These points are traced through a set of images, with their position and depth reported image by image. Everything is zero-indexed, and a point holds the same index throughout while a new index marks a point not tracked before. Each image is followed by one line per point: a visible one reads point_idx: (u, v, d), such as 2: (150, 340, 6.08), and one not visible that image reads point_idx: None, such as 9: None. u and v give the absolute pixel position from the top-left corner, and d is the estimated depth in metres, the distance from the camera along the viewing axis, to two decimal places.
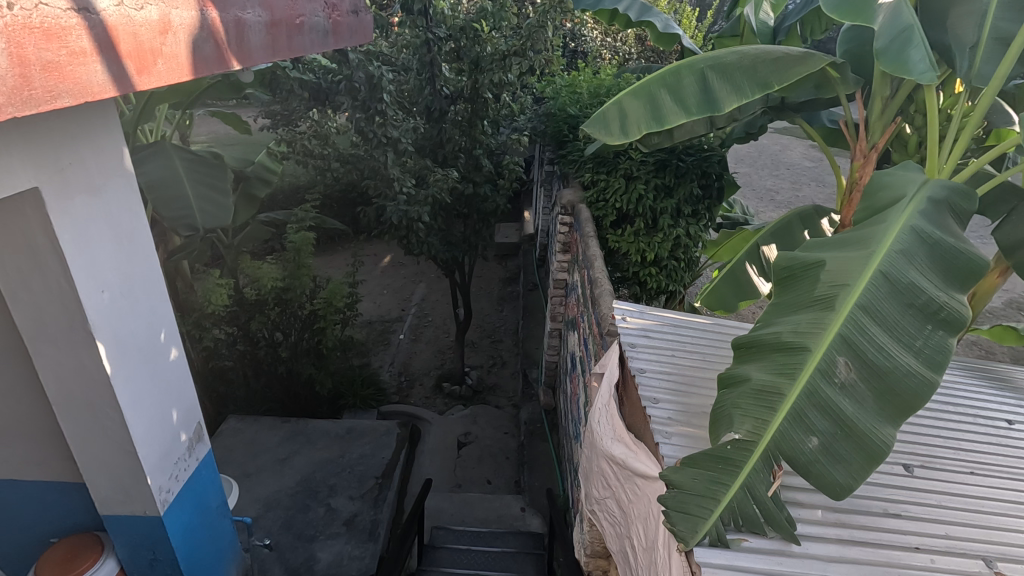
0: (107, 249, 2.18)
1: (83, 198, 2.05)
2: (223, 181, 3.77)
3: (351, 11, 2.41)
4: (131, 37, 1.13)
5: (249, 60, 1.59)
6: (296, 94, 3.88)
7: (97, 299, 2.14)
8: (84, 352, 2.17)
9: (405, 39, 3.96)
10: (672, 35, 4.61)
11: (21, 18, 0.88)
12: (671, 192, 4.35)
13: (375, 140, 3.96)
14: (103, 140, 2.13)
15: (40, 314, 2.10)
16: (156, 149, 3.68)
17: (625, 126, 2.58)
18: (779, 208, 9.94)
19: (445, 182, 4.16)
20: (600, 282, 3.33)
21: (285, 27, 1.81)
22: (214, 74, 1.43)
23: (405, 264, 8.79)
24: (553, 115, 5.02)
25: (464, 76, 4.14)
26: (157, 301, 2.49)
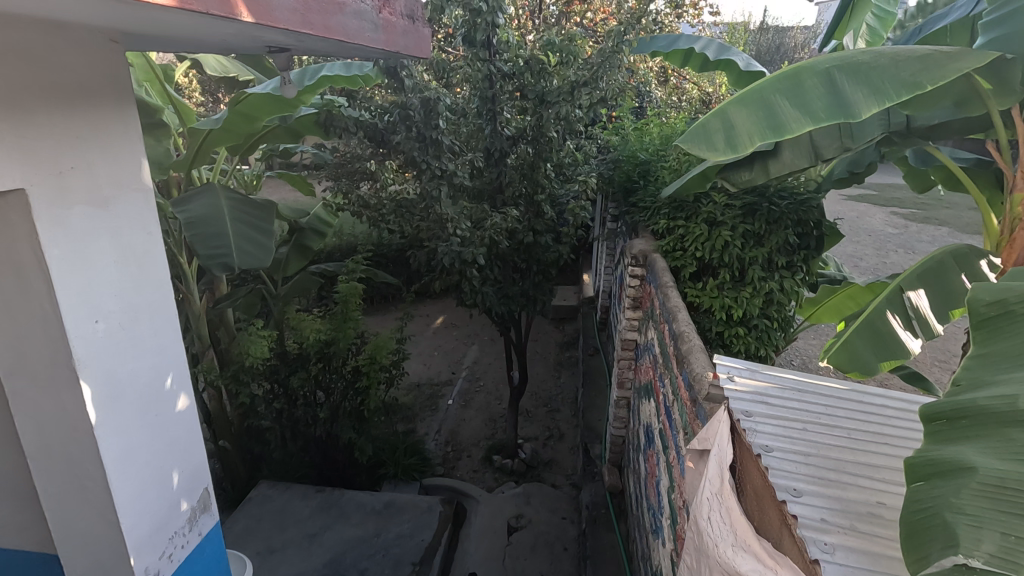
0: (110, 273, 1.86)
1: (85, 210, 1.75)
2: (266, 222, 3.53)
3: (405, 14, 2.11)
4: None
5: (266, 16, 1.25)
6: (349, 133, 3.65)
7: (90, 331, 1.79)
8: (67, 394, 1.80)
9: (466, 74, 3.66)
10: (755, 75, 4.20)
11: None
12: (762, 241, 3.76)
13: (429, 172, 3.65)
14: (118, 148, 1.85)
15: (22, 347, 1.76)
16: (203, 188, 3.52)
17: (733, 140, 2.17)
18: (867, 274, 8.96)
19: (503, 224, 3.79)
20: (687, 336, 2.73)
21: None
22: (212, 12, 1.08)
23: (457, 326, 8.41)
24: (620, 162, 4.61)
25: (527, 116, 3.84)
26: (166, 341, 2.14)
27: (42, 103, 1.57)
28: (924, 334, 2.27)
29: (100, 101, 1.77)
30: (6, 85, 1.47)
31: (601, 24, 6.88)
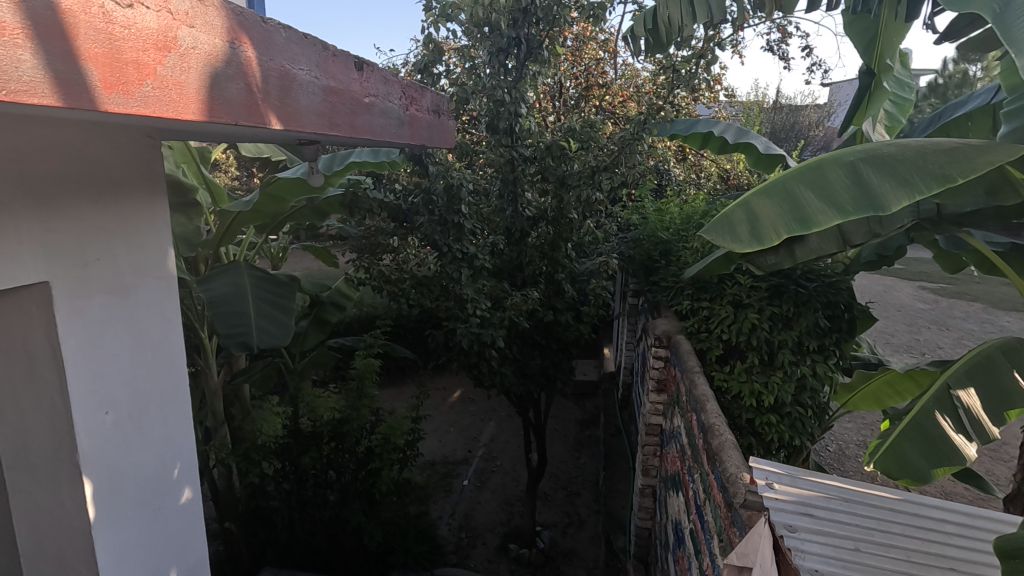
0: (125, 362, 1.83)
1: (106, 299, 1.75)
2: (289, 300, 3.56)
3: (431, 109, 2.16)
4: (108, 37, 0.80)
5: (295, 122, 1.27)
6: (373, 214, 3.71)
7: (98, 423, 1.74)
8: (67, 490, 1.72)
9: (489, 159, 3.73)
10: (775, 157, 4.23)
11: None
12: (790, 323, 3.63)
13: (450, 254, 3.68)
14: (145, 239, 1.87)
15: (26, 440, 1.71)
16: (228, 266, 3.57)
17: (758, 232, 2.15)
18: (900, 352, 8.62)
19: (523, 304, 3.75)
20: (718, 430, 2.56)
21: (349, 100, 1.52)
22: (241, 123, 1.10)
23: (474, 401, 8.24)
24: (641, 241, 4.60)
25: (548, 198, 3.89)
26: (175, 431, 2.06)
27: (72, 199, 1.60)
28: (981, 438, 2.09)
29: (129, 192, 1.80)
30: (39, 182, 1.50)
31: (621, 107, 7.10)
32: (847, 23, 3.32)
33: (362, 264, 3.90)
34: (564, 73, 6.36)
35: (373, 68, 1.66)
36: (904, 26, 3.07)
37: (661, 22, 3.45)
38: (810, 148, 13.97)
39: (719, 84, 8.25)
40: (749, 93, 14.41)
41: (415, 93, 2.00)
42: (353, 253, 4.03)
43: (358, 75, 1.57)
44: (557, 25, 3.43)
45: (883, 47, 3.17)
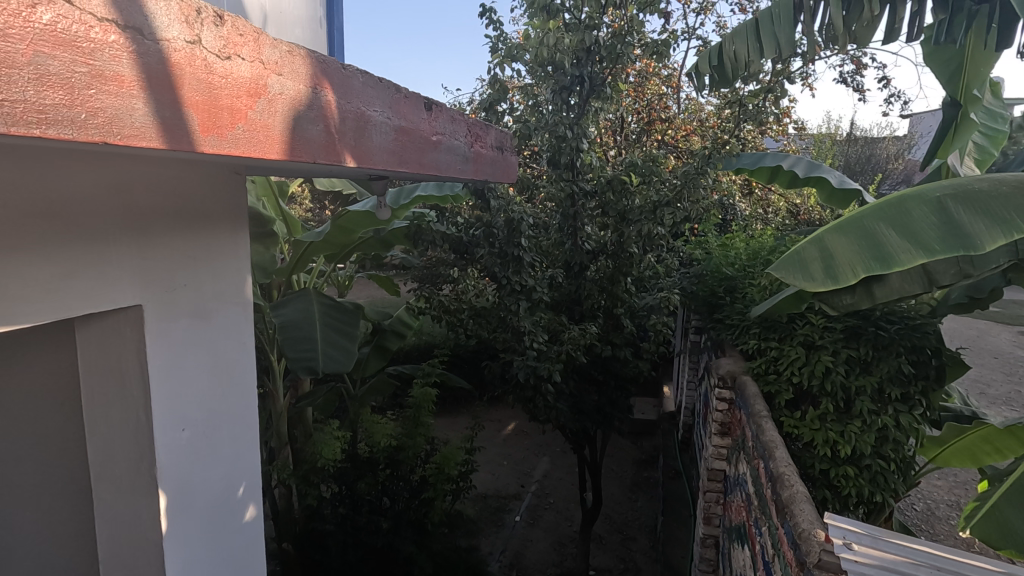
0: (202, 382, 1.94)
1: (189, 322, 1.87)
2: (352, 327, 3.68)
3: (494, 146, 2.23)
4: (208, 86, 0.88)
5: (367, 160, 1.34)
6: (435, 245, 3.81)
7: (174, 438, 1.84)
8: (144, 501, 1.83)
9: (550, 193, 3.77)
10: (849, 192, 4.04)
11: (16, 8, 0.63)
12: (869, 368, 3.38)
13: (508, 286, 3.71)
14: (226, 266, 2.01)
15: (111, 452, 1.83)
16: (299, 293, 3.76)
17: (832, 271, 2.07)
18: (998, 404, 7.83)
19: (581, 339, 3.70)
20: (790, 481, 2.38)
21: (417, 138, 1.59)
22: (318, 161, 1.17)
23: (529, 435, 8.14)
24: (705, 277, 4.47)
25: (608, 232, 3.86)
26: (242, 449, 2.16)
27: (166, 229, 1.75)
28: None
29: (215, 222, 1.94)
30: (140, 213, 1.64)
31: (684, 142, 7.04)
32: (927, 53, 3.19)
33: (423, 294, 4.01)
34: (627, 108, 6.40)
35: (441, 107, 1.73)
36: (992, 55, 2.91)
37: (727, 59, 3.50)
38: (888, 183, 13.28)
39: (788, 117, 8.02)
40: (820, 126, 13.92)
41: (479, 131, 2.07)
42: (414, 283, 4.15)
43: (427, 115, 1.64)
44: (620, 63, 3.46)
45: (969, 77, 3.00)
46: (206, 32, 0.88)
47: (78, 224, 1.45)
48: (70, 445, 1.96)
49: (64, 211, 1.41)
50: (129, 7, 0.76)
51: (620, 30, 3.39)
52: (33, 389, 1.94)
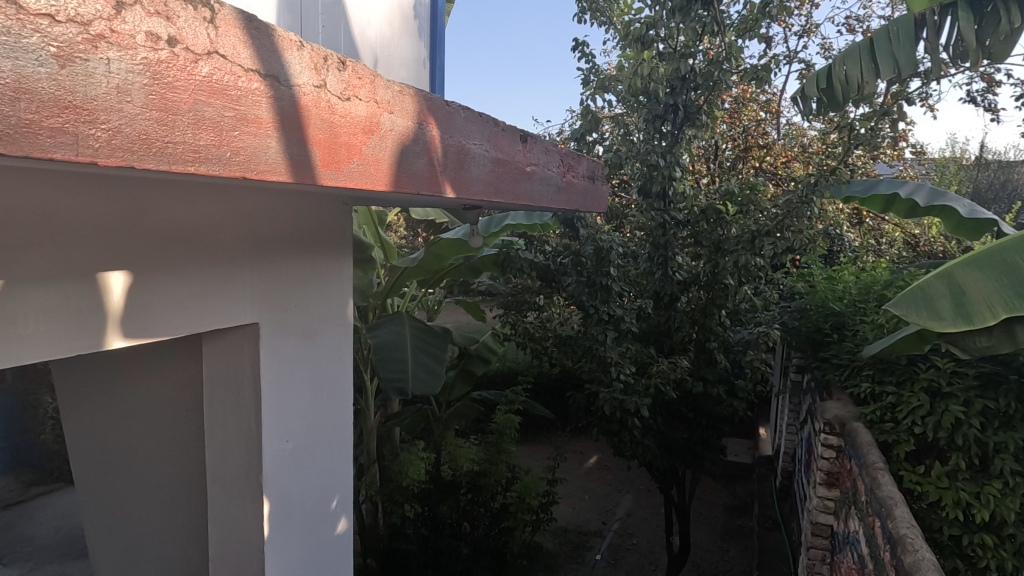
0: (305, 396, 2.08)
1: (297, 340, 2.02)
2: (441, 351, 3.79)
3: (586, 176, 2.24)
4: (329, 125, 0.96)
5: (465, 190, 1.39)
6: (523, 273, 3.85)
7: (279, 449, 1.97)
8: (250, 505, 1.96)
9: (640, 222, 3.70)
10: (984, 222, 3.61)
11: (184, 62, 0.72)
12: (1010, 423, 2.96)
13: (596, 316, 3.66)
14: (332, 289, 2.15)
15: (225, 456, 1.99)
16: (392, 316, 3.94)
17: (965, 310, 2.13)
18: None
19: (671, 372, 3.56)
20: (913, 546, 2.11)
21: (513, 170, 1.63)
22: (422, 192, 1.23)
23: (612, 470, 7.87)
24: (808, 312, 4.16)
25: (702, 263, 3.72)
26: (338, 463, 2.27)
27: (283, 254, 1.91)
28: None
29: (323, 248, 2.09)
30: (262, 239, 1.80)
31: (784, 169, 6.69)
32: None
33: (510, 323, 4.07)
34: (722, 136, 6.21)
35: (536, 139, 1.77)
36: None
37: (838, 81, 3.31)
38: None
39: (905, 141, 7.39)
40: (943, 149, 12.69)
41: (572, 161, 2.09)
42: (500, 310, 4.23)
43: (523, 146, 1.69)
44: (717, 90, 3.38)
45: None
46: (327, 77, 0.96)
47: (213, 249, 1.62)
48: (192, 450, 2.16)
49: (202, 238, 1.57)
50: (269, 56, 0.85)
51: (716, 57, 3.31)
52: (164, 394, 2.16)
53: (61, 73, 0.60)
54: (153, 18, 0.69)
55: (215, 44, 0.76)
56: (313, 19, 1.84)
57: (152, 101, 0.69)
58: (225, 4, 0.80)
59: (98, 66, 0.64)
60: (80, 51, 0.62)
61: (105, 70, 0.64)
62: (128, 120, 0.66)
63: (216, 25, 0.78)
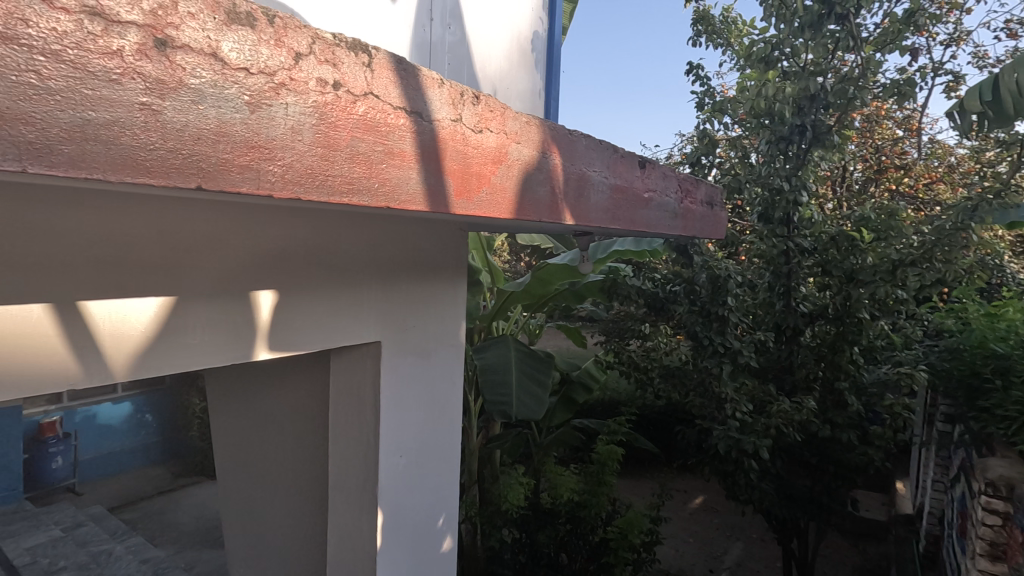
0: (419, 414, 2.16)
1: (414, 359, 2.11)
2: (545, 376, 3.79)
3: (704, 202, 2.15)
4: (463, 156, 1.01)
5: (584, 218, 1.39)
6: (630, 299, 3.77)
7: (394, 462, 2.06)
8: (366, 515, 2.06)
9: (759, 250, 3.48)
10: None
11: (345, 104, 0.79)
12: None
13: (710, 348, 3.47)
14: (447, 312, 2.24)
15: (345, 465, 2.11)
16: (498, 339, 4.01)
17: None
18: None
19: (794, 413, 3.26)
20: None
21: (631, 197, 1.61)
22: (543, 220, 1.25)
23: (720, 514, 7.33)
24: (962, 353, 3.64)
25: (831, 294, 3.40)
26: (445, 481, 2.32)
27: (406, 276, 2.02)
28: None
29: (440, 272, 2.18)
30: (388, 262, 1.92)
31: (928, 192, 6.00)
32: None
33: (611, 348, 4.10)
34: (851, 157, 5.73)
35: (654, 165, 1.74)
36: None
37: (1007, 90, 2.87)
38: None
39: None
40: None
41: (690, 187, 2.02)
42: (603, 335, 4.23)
43: (641, 173, 1.66)
44: (852, 108, 3.12)
45: None
46: (462, 111, 1.01)
47: (347, 271, 1.75)
48: (317, 457, 2.31)
49: (337, 262, 1.71)
50: (414, 94, 0.91)
51: (850, 74, 3.08)
52: (295, 403, 2.35)
53: (251, 116, 0.68)
54: (321, 63, 0.77)
55: (369, 84, 0.83)
56: (440, 56, 1.99)
57: (318, 138, 0.76)
58: (380, 49, 0.87)
59: (279, 110, 0.71)
60: (266, 98, 0.70)
61: (283, 112, 0.72)
62: (298, 156, 0.74)
63: (372, 68, 0.84)
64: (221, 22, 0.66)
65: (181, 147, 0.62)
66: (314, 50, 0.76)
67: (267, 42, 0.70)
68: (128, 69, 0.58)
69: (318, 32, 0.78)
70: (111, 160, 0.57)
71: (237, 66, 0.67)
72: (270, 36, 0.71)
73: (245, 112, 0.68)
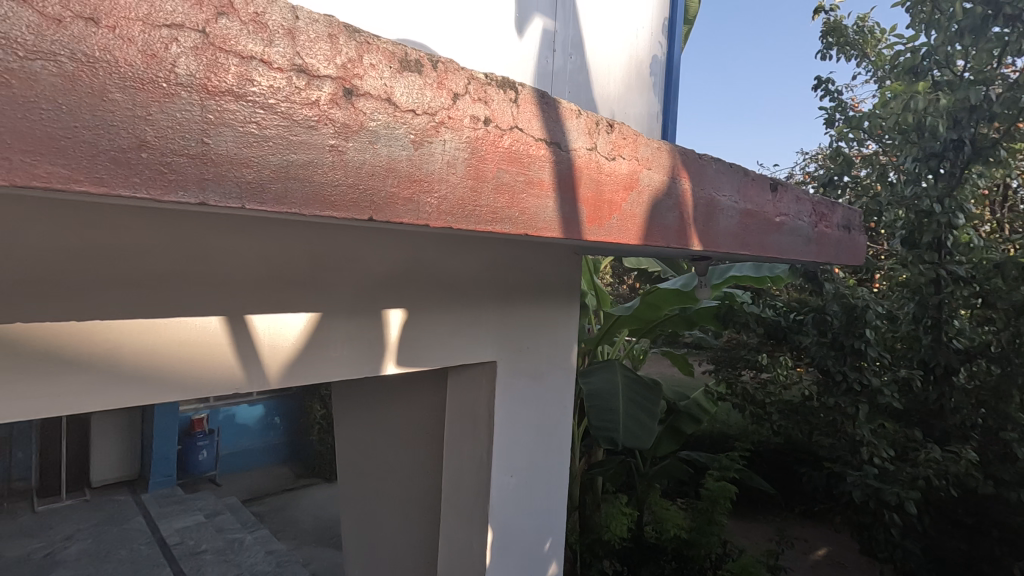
0: (529, 435, 2.18)
1: (527, 381, 2.14)
2: (654, 404, 3.68)
3: (840, 226, 1.99)
4: (596, 184, 1.03)
5: (712, 244, 1.35)
6: (748, 327, 3.55)
7: (504, 481, 2.09)
8: (476, 532, 2.10)
9: (904, 278, 3.12)
10: None
11: (493, 137, 0.84)
12: None
13: (844, 385, 3.17)
14: (560, 334, 2.25)
15: (458, 480, 2.17)
16: (604, 363, 3.94)
17: None
18: None
19: (947, 464, 2.86)
20: None
21: (761, 221, 1.53)
22: (671, 246, 1.22)
23: None
24: None
25: (993, 329, 2.96)
26: (553, 505, 2.31)
27: (522, 299, 2.06)
28: None
29: (554, 295, 2.21)
30: (506, 284, 1.98)
31: None
32: None
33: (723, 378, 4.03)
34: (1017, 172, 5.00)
35: (786, 187, 1.64)
36: None
37: None
38: None
39: None
40: None
41: (825, 210, 1.87)
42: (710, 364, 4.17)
43: (772, 196, 1.57)
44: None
45: None
46: (596, 141, 1.03)
47: (468, 293, 1.83)
48: (431, 469, 2.40)
49: (460, 283, 1.79)
50: (552, 126, 0.94)
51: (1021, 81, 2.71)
52: (412, 416, 2.47)
53: (413, 154, 0.75)
54: (471, 101, 0.82)
55: (513, 118, 0.88)
56: (562, 86, 2.04)
57: (466, 171, 0.81)
58: (525, 85, 0.92)
59: (436, 147, 0.77)
60: (428, 136, 0.76)
61: (440, 148, 0.78)
62: (451, 188, 0.79)
63: (517, 101, 0.89)
64: (395, 70, 0.73)
65: (357, 183, 0.69)
66: (468, 90, 0.82)
67: (429, 86, 0.77)
68: (323, 117, 0.66)
69: (473, 73, 0.84)
70: (305, 196, 0.65)
71: (406, 112, 0.74)
72: (432, 81, 0.77)
73: (408, 150, 0.74)
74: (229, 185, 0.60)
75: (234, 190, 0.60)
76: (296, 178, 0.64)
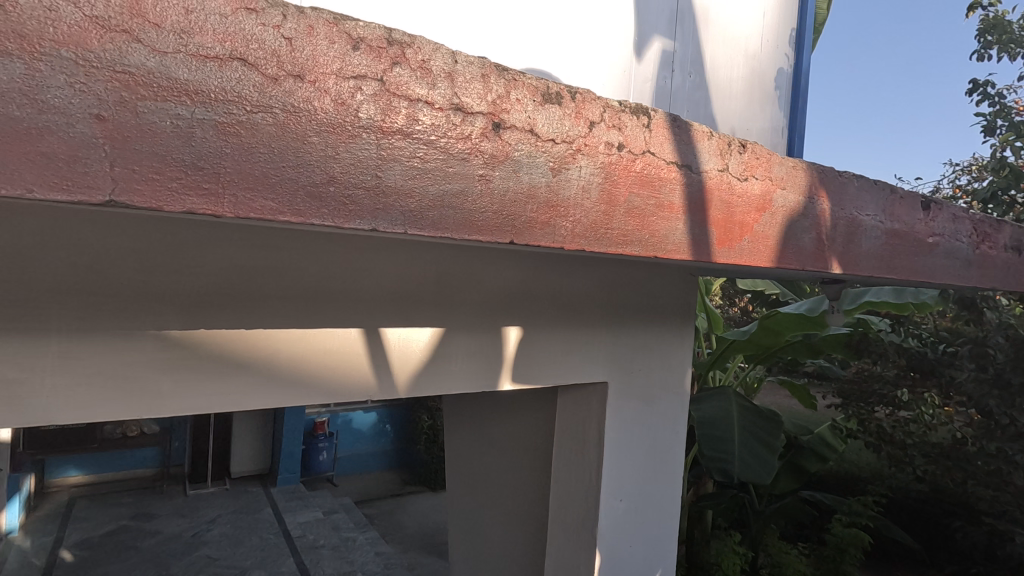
0: (640, 459, 2.13)
1: (639, 403, 2.10)
2: (774, 438, 3.42)
3: (1010, 248, 1.74)
4: (727, 205, 1.01)
5: (853, 267, 1.25)
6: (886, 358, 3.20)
7: (614, 505, 2.05)
8: (582, 555, 2.07)
9: None
10: None
11: (626, 162, 0.86)
12: None
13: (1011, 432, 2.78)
14: (674, 358, 2.19)
15: (565, 500, 2.17)
16: (716, 390, 3.73)
17: None
18: None
19: None
20: None
21: (911, 242, 1.39)
22: (807, 269, 1.16)
23: None
24: None
25: None
26: (663, 535, 2.23)
27: (636, 320, 2.04)
28: None
29: (669, 317, 2.16)
30: (620, 305, 1.97)
31: None
32: None
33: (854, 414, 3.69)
34: None
35: (942, 205, 1.48)
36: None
37: None
38: None
39: None
40: None
41: (989, 229, 1.66)
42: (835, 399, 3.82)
43: (924, 214, 1.43)
44: None
45: None
46: (728, 161, 1.01)
47: (583, 312, 1.84)
48: (539, 486, 2.42)
49: (575, 303, 1.82)
50: (684, 148, 0.94)
51: None
52: (522, 431, 2.51)
53: (550, 180, 0.79)
54: (606, 127, 0.85)
55: (645, 142, 0.89)
56: (681, 106, 2.01)
57: (599, 196, 0.84)
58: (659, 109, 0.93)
59: (571, 173, 0.80)
60: (566, 163, 0.80)
61: (575, 174, 0.81)
62: (585, 213, 0.82)
63: (650, 125, 0.90)
64: (539, 103, 0.78)
65: (500, 208, 0.75)
66: (604, 117, 0.85)
67: (570, 116, 0.81)
68: (474, 149, 0.72)
69: (609, 101, 0.87)
70: (456, 221, 0.71)
71: (547, 141, 0.78)
72: (572, 110, 0.81)
73: (546, 176, 0.78)
74: (394, 212, 0.67)
75: (398, 216, 0.67)
76: (449, 204, 0.71)
